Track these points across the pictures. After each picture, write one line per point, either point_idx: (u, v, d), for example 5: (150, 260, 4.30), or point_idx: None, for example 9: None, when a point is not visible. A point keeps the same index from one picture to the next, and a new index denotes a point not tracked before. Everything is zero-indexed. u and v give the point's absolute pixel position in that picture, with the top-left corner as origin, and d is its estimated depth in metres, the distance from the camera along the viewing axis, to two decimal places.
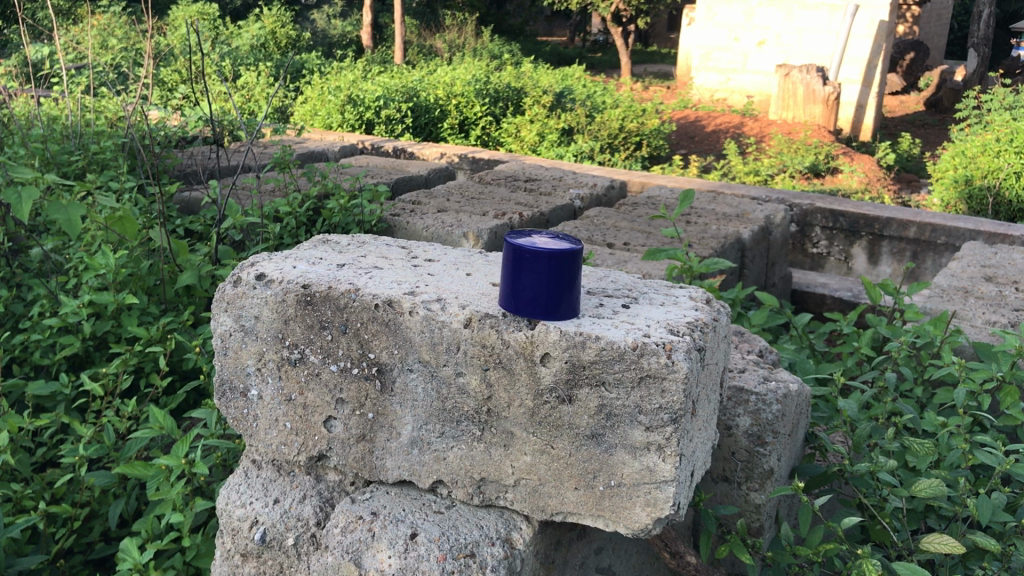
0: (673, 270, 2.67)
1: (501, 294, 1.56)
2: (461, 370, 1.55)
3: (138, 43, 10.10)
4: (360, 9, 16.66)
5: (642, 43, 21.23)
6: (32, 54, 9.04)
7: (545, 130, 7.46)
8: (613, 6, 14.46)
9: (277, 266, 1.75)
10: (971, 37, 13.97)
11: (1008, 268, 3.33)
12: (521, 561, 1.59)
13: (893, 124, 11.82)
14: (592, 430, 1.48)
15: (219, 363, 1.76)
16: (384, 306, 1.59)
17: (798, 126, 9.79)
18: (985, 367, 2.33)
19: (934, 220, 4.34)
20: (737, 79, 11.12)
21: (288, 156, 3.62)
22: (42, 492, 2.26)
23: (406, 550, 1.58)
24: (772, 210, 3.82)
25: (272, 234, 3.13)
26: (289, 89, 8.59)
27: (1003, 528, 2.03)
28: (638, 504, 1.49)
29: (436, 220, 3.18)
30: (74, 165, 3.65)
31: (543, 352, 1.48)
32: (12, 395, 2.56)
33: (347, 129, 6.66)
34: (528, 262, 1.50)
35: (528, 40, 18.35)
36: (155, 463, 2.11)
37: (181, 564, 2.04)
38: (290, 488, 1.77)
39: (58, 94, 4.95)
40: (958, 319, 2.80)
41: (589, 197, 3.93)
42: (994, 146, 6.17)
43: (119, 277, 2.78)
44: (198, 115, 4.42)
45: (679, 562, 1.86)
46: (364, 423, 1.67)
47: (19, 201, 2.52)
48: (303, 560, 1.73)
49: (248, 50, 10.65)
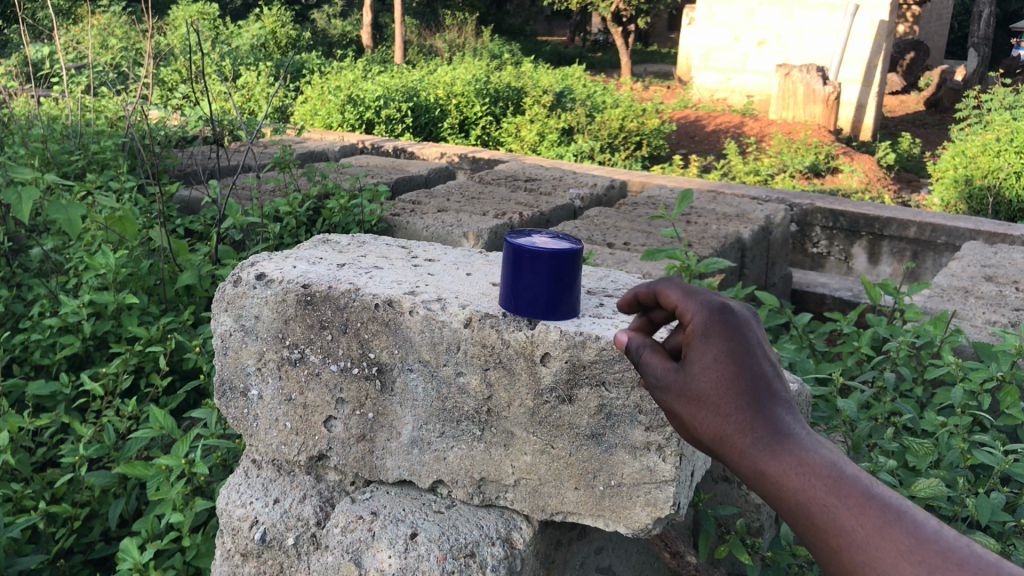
0: (672, 270, 2.66)
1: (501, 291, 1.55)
2: (461, 369, 1.55)
3: (137, 43, 10.10)
4: (360, 9, 16.63)
5: (642, 43, 21.21)
6: (32, 54, 9.03)
7: (545, 130, 7.45)
8: (613, 5, 14.45)
9: (276, 266, 1.75)
10: (970, 37, 13.97)
11: (1008, 268, 3.33)
12: (520, 561, 1.59)
13: (893, 124, 11.82)
14: (592, 429, 1.48)
15: (219, 363, 1.76)
16: (384, 306, 1.59)
17: (798, 126, 9.79)
18: (986, 367, 2.33)
19: (933, 220, 4.34)
20: (738, 78, 11.13)
21: (288, 156, 3.61)
22: (42, 491, 2.27)
23: (406, 550, 1.58)
24: (772, 210, 3.82)
25: (272, 233, 3.12)
26: (288, 89, 8.59)
27: (1002, 528, 2.02)
28: (638, 504, 1.49)
29: (436, 220, 3.18)
30: (74, 165, 3.65)
31: (543, 351, 1.48)
32: (12, 395, 2.56)
33: (347, 129, 6.66)
34: (522, 264, 1.47)
35: (528, 40, 18.35)
36: (155, 463, 2.10)
37: (181, 564, 2.04)
38: (290, 488, 1.77)
39: (58, 93, 4.95)
40: (958, 319, 2.80)
41: (589, 197, 3.92)
42: (994, 146, 6.17)
43: (119, 276, 2.78)
44: (198, 114, 4.42)
45: (679, 562, 1.86)
46: (364, 423, 1.67)
47: (20, 201, 2.52)
48: (303, 560, 1.73)
49: (248, 50, 10.64)
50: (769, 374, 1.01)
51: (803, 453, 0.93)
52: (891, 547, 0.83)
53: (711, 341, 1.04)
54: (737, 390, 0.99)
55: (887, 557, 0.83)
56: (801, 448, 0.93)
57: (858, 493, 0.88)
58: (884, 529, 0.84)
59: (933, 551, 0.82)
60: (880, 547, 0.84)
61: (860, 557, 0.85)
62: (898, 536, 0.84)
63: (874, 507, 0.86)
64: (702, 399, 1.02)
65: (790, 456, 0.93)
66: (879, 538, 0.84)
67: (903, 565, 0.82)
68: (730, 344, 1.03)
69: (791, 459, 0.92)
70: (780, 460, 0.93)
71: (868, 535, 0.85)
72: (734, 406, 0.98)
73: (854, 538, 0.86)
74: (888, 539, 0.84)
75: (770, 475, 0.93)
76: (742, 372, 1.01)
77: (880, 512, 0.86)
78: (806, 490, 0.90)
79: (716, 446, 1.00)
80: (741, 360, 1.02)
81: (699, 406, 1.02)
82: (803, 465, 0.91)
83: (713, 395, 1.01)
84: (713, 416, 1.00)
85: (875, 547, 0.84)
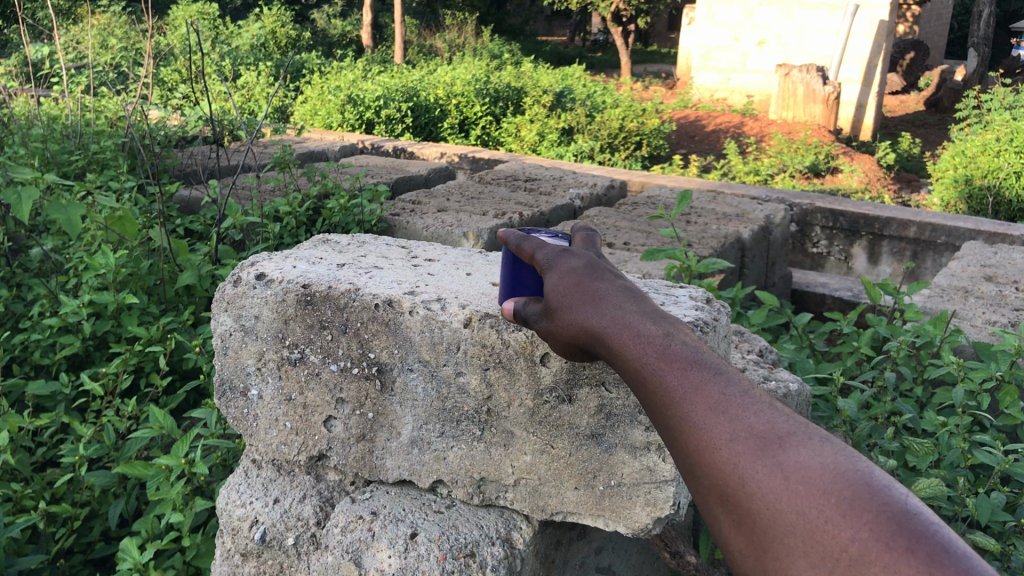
0: (673, 270, 2.66)
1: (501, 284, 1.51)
2: (461, 370, 1.55)
3: (137, 43, 10.09)
4: (360, 9, 16.62)
5: (643, 43, 21.18)
6: (32, 53, 9.02)
7: (545, 130, 7.45)
8: (613, 5, 14.45)
9: (276, 266, 1.75)
10: (970, 37, 13.97)
11: (1008, 268, 3.32)
12: (520, 562, 1.59)
13: (893, 124, 11.81)
14: (592, 429, 1.48)
15: (219, 363, 1.76)
16: (384, 306, 1.59)
17: (798, 126, 9.79)
18: (985, 367, 2.33)
19: (934, 220, 4.34)
20: (738, 78, 11.13)
21: (288, 156, 3.61)
22: (42, 491, 2.27)
23: (406, 550, 1.58)
24: (772, 210, 3.82)
25: (272, 233, 3.12)
26: (288, 89, 8.59)
27: (1002, 527, 2.02)
28: (638, 503, 1.49)
29: (436, 220, 3.18)
30: (74, 165, 3.65)
31: (543, 351, 1.48)
32: (12, 395, 2.56)
33: (347, 129, 6.65)
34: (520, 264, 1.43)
35: (528, 40, 18.34)
36: (155, 463, 2.10)
37: (181, 564, 2.04)
38: (290, 488, 1.77)
39: (58, 94, 4.95)
40: (958, 319, 2.80)
41: (589, 197, 3.92)
42: (994, 147, 6.17)
43: (119, 276, 2.78)
44: (198, 114, 4.43)
45: (679, 561, 1.87)
46: (364, 423, 1.67)
47: (19, 200, 2.52)
48: (303, 560, 1.73)
49: (248, 50, 10.64)
50: (614, 282, 1.21)
51: (641, 333, 1.11)
52: (705, 405, 0.99)
53: (561, 267, 1.26)
54: (587, 295, 1.20)
55: (706, 415, 0.98)
56: (640, 326, 1.12)
57: (687, 365, 1.04)
58: (702, 393, 1.00)
59: (736, 402, 0.98)
60: (698, 405, 0.99)
61: (684, 412, 1.00)
62: (714, 397, 0.99)
63: (699, 376, 1.02)
64: (564, 307, 1.22)
65: (631, 337, 1.12)
66: (697, 399, 1.00)
67: (713, 416, 0.97)
68: (576, 268, 1.25)
69: (632, 338, 1.11)
70: (622, 340, 1.12)
71: (690, 396, 1.01)
72: (587, 307, 1.19)
73: (674, 393, 1.02)
74: (706, 398, 0.99)
75: (620, 355, 1.12)
76: (590, 284, 1.21)
77: (702, 378, 1.02)
78: (645, 365, 1.08)
79: (583, 341, 1.20)
80: (590, 275, 1.23)
81: (564, 311, 1.23)
82: (641, 344, 1.10)
83: (569, 303, 1.22)
84: (576, 319, 1.20)
85: (691, 397, 1.00)
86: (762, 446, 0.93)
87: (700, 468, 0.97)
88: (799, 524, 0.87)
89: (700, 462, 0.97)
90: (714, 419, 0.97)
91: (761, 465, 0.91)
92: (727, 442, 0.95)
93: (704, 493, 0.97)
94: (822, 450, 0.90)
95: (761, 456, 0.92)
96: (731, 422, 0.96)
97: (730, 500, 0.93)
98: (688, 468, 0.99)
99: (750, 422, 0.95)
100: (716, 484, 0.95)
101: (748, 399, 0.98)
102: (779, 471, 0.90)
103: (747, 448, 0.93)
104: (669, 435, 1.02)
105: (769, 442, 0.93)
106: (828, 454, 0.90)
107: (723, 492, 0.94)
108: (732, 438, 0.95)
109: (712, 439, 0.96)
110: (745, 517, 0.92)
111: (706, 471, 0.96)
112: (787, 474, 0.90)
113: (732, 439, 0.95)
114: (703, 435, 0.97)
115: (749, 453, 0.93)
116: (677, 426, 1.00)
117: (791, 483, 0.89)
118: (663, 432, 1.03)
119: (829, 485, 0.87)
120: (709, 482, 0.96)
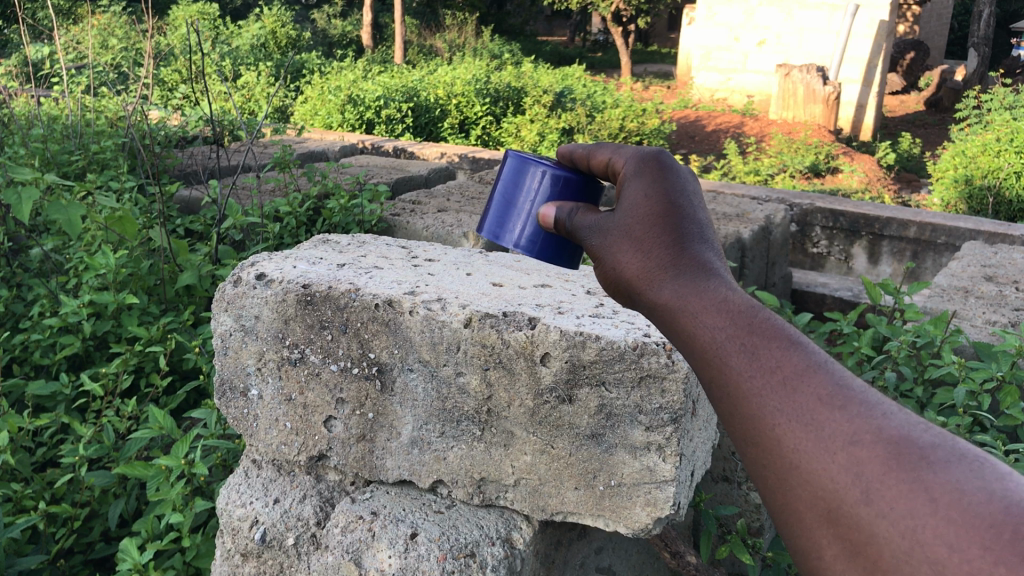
0: None
1: (492, 205, 1.30)
2: (461, 370, 1.55)
3: (137, 43, 10.12)
4: (360, 9, 16.60)
5: (642, 43, 21.12)
6: (32, 54, 9.05)
7: (546, 129, 7.39)
8: (613, 6, 14.43)
9: (276, 266, 1.75)
10: (970, 37, 13.98)
11: (1008, 268, 3.32)
12: (520, 562, 1.60)
13: (893, 124, 11.82)
14: (592, 429, 1.48)
15: (219, 363, 1.76)
16: (384, 306, 1.59)
17: (798, 126, 9.78)
18: (986, 368, 2.34)
19: (934, 220, 4.33)
20: (738, 78, 11.14)
21: (288, 156, 3.61)
22: (42, 492, 2.27)
23: (406, 550, 1.58)
24: (772, 211, 3.83)
25: (272, 233, 3.13)
26: (288, 88, 8.61)
27: None
28: (638, 504, 1.48)
29: (437, 220, 3.17)
30: (74, 165, 3.65)
31: (543, 351, 1.48)
32: (12, 395, 2.56)
33: (347, 129, 6.68)
34: (530, 176, 1.22)
35: (528, 40, 18.35)
36: (155, 463, 2.11)
37: (181, 564, 2.04)
38: (290, 488, 1.77)
39: (58, 94, 4.97)
40: (958, 319, 2.80)
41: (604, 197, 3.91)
42: (994, 147, 6.18)
43: (119, 277, 2.78)
44: (198, 114, 4.45)
45: (679, 562, 1.87)
46: (365, 423, 1.66)
47: (19, 201, 2.52)
48: (303, 560, 1.73)
49: (248, 50, 10.65)
50: (711, 229, 0.84)
51: (725, 289, 0.75)
52: (807, 391, 0.66)
53: (651, 179, 0.89)
54: (665, 225, 0.83)
55: (806, 400, 0.66)
56: (725, 288, 0.75)
57: (780, 333, 0.70)
58: (803, 374, 0.67)
59: (858, 399, 0.65)
60: (797, 389, 0.66)
61: (770, 400, 0.67)
62: (820, 380, 0.66)
63: (800, 350, 0.69)
64: (625, 234, 0.86)
65: (708, 292, 0.75)
66: (793, 382, 0.67)
67: (823, 412, 0.65)
68: (667, 188, 0.87)
69: (711, 295, 0.75)
70: (697, 296, 0.75)
71: (785, 376, 0.67)
72: (656, 241, 0.82)
73: (753, 379, 0.68)
74: (809, 380, 0.66)
75: (685, 313, 0.75)
76: (680, 214, 0.84)
77: (806, 355, 0.68)
78: (719, 330, 0.72)
79: (630, 284, 0.82)
80: (681, 202, 0.85)
81: (621, 241, 0.86)
82: (720, 301, 0.74)
83: (638, 226, 0.85)
84: (634, 251, 0.83)
85: (785, 386, 0.67)
86: (898, 457, 0.61)
87: (791, 475, 0.65)
88: (951, 567, 0.56)
89: (789, 466, 0.65)
90: (823, 413, 0.65)
91: (895, 485, 0.60)
92: (845, 445, 0.63)
93: (793, 515, 0.65)
94: (983, 469, 0.59)
95: (894, 471, 0.61)
96: (851, 419, 0.64)
97: (836, 521, 0.62)
98: (762, 472, 0.68)
99: (878, 420, 0.63)
100: (810, 498, 0.64)
101: (867, 390, 0.66)
102: (923, 492, 0.59)
103: (873, 457, 0.62)
104: (743, 437, 0.69)
105: (907, 451, 0.61)
106: (993, 472, 0.58)
107: (822, 511, 0.63)
108: (849, 438, 0.63)
109: (816, 441, 0.64)
110: (859, 549, 0.61)
111: (800, 482, 0.65)
112: (935, 496, 0.58)
113: (852, 441, 0.63)
114: (799, 433, 0.65)
115: (875, 461, 0.61)
116: (752, 415, 0.68)
117: (941, 511, 0.58)
118: (736, 434, 0.69)
119: (1003, 514, 0.56)
120: (800, 495, 0.65)
